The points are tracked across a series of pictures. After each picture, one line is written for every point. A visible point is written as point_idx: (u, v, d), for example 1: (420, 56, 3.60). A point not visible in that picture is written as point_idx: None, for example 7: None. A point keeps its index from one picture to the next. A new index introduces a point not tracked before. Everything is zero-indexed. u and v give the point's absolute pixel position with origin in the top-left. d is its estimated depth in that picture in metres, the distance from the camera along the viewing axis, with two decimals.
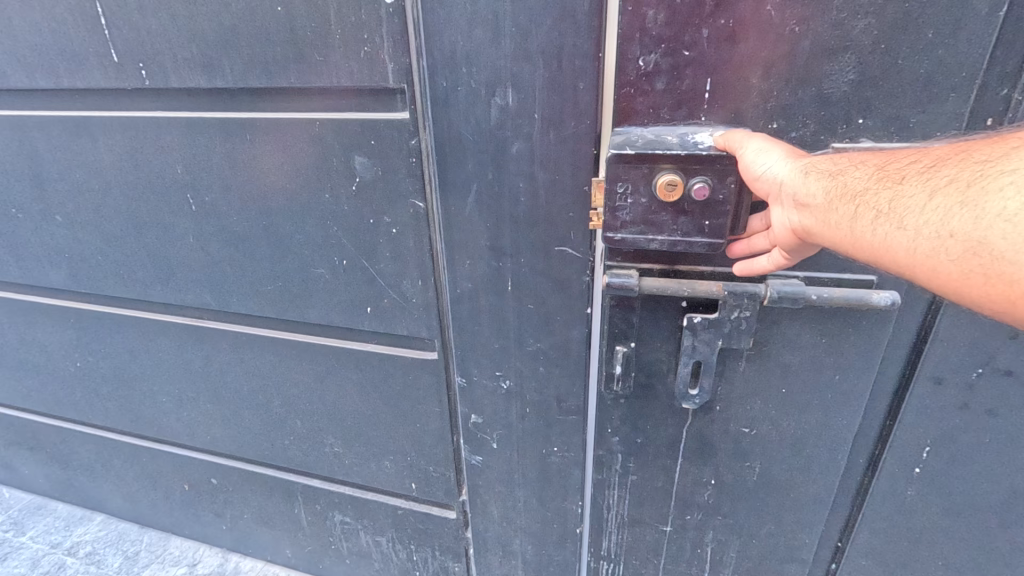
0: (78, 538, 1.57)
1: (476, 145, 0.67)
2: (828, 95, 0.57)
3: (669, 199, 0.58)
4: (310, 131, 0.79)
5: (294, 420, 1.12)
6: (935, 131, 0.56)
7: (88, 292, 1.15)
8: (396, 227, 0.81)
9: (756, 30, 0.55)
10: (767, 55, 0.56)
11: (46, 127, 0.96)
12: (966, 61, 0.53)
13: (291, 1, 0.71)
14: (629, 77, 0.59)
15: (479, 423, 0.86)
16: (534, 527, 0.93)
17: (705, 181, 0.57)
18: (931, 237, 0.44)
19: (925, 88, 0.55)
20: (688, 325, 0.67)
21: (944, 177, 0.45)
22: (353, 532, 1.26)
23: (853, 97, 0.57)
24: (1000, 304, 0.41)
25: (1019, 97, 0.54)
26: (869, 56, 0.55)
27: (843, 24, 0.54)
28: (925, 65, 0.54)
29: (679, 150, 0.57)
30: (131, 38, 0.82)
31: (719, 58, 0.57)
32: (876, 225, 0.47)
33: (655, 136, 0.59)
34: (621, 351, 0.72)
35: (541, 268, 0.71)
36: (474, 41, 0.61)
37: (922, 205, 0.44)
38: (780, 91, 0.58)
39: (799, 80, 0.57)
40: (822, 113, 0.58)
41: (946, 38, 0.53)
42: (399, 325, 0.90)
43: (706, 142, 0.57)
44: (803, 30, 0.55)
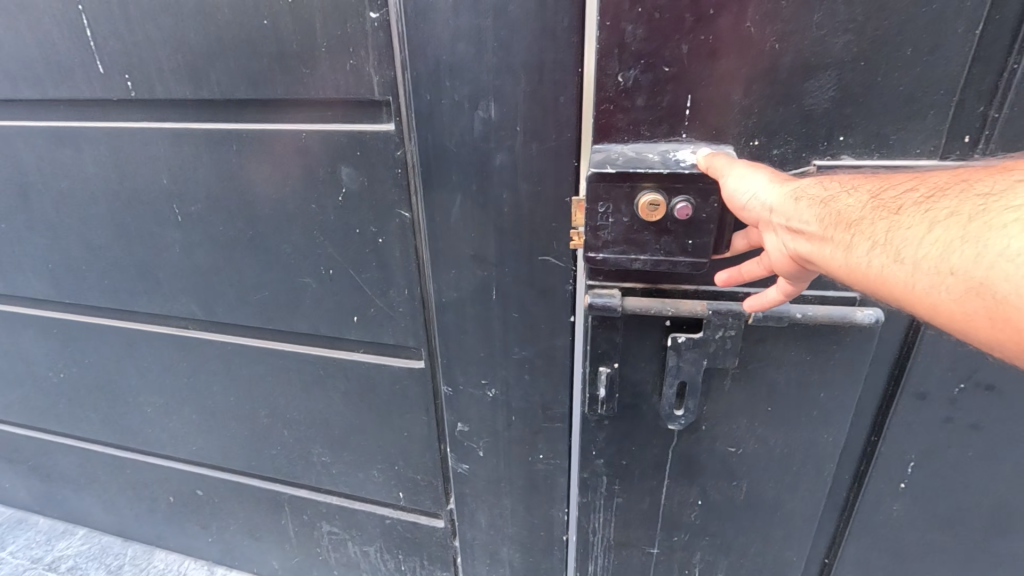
0: (60, 552, 1.54)
1: (460, 157, 0.68)
2: (809, 112, 0.59)
3: (651, 219, 0.59)
4: (296, 142, 0.79)
5: (281, 430, 1.12)
6: (915, 147, 0.59)
7: (73, 303, 1.14)
8: (382, 237, 0.82)
9: (735, 46, 0.56)
10: (747, 71, 0.58)
11: (31, 137, 0.96)
12: (945, 79, 0.56)
13: (277, 15, 0.72)
14: (608, 92, 0.60)
15: (465, 431, 0.86)
16: (521, 534, 0.93)
17: (688, 201, 0.58)
18: (930, 272, 0.42)
19: (906, 104, 0.57)
20: (672, 344, 0.68)
21: (944, 210, 0.44)
22: (340, 543, 1.25)
23: (833, 114, 0.59)
24: (1002, 348, 0.39)
25: (995, 114, 0.57)
26: (848, 73, 0.56)
27: (823, 40, 0.55)
28: (905, 82, 0.56)
29: (661, 167, 0.58)
30: (117, 51, 0.83)
31: (699, 74, 0.58)
32: (870, 255, 0.45)
33: (636, 153, 0.60)
34: (605, 372, 0.71)
35: (525, 277, 0.72)
36: (456, 55, 0.63)
37: (921, 239, 0.43)
38: (761, 108, 0.59)
39: (780, 96, 0.58)
40: (803, 129, 0.60)
41: (924, 56, 0.55)
42: (385, 334, 0.91)
43: (688, 160, 0.59)
44: (782, 47, 0.56)
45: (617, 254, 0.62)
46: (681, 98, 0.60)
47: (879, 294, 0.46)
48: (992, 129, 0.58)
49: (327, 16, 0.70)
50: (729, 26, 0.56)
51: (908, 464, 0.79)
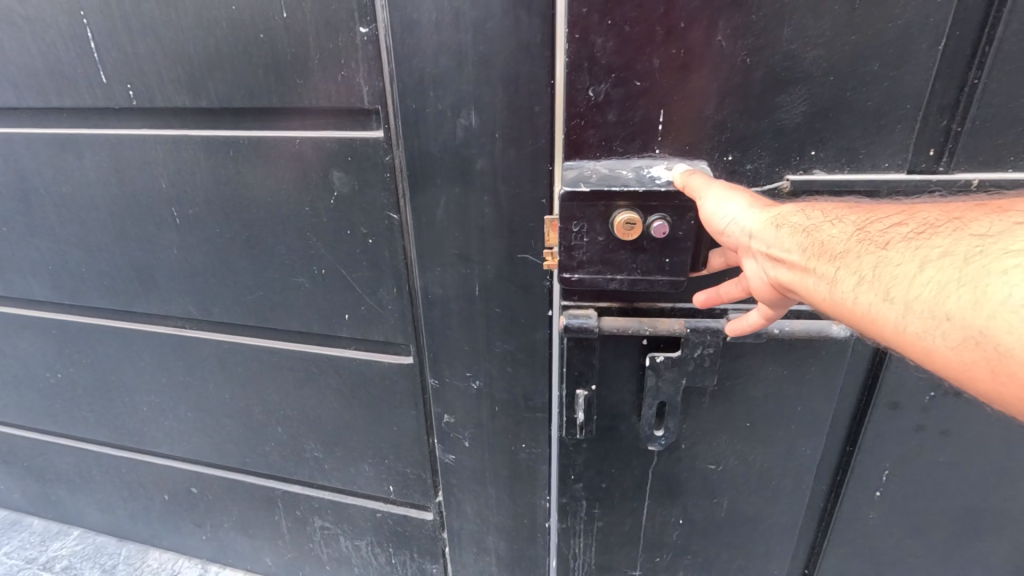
0: (54, 552, 1.56)
1: (445, 162, 0.72)
2: (783, 126, 0.65)
3: (627, 236, 0.64)
4: (291, 148, 0.84)
5: (275, 426, 1.15)
6: (884, 160, 0.66)
7: (72, 305, 1.17)
8: (372, 237, 0.87)
9: (705, 60, 0.62)
10: (720, 85, 0.63)
11: (33, 144, 0.99)
12: (910, 94, 0.62)
13: (273, 29, 0.76)
14: (581, 107, 0.64)
15: (451, 422, 0.91)
16: (506, 523, 0.97)
17: (663, 218, 0.64)
18: (926, 315, 0.44)
19: (875, 119, 0.64)
20: (651, 363, 0.74)
21: (935, 251, 0.46)
22: (333, 537, 1.28)
23: (805, 128, 0.65)
24: (999, 397, 0.40)
25: (956, 128, 0.63)
26: (819, 87, 0.62)
27: (794, 55, 0.61)
28: (873, 97, 0.62)
29: (637, 185, 0.63)
30: (119, 62, 0.87)
31: (672, 86, 0.63)
32: (860, 290, 0.49)
33: (610, 170, 0.65)
34: (582, 395, 0.76)
35: (506, 273, 0.77)
36: (439, 67, 0.67)
37: (914, 280, 0.46)
38: (733, 123, 0.65)
39: (755, 110, 0.64)
40: (778, 142, 0.66)
41: (889, 71, 0.61)
42: (376, 330, 0.95)
43: (663, 177, 0.64)
44: (753, 61, 0.61)
45: (595, 271, 0.68)
46: (653, 110, 0.65)
47: (868, 329, 0.49)
48: (954, 142, 0.64)
49: (320, 31, 0.74)
50: (701, 40, 0.61)
51: (874, 454, 0.86)
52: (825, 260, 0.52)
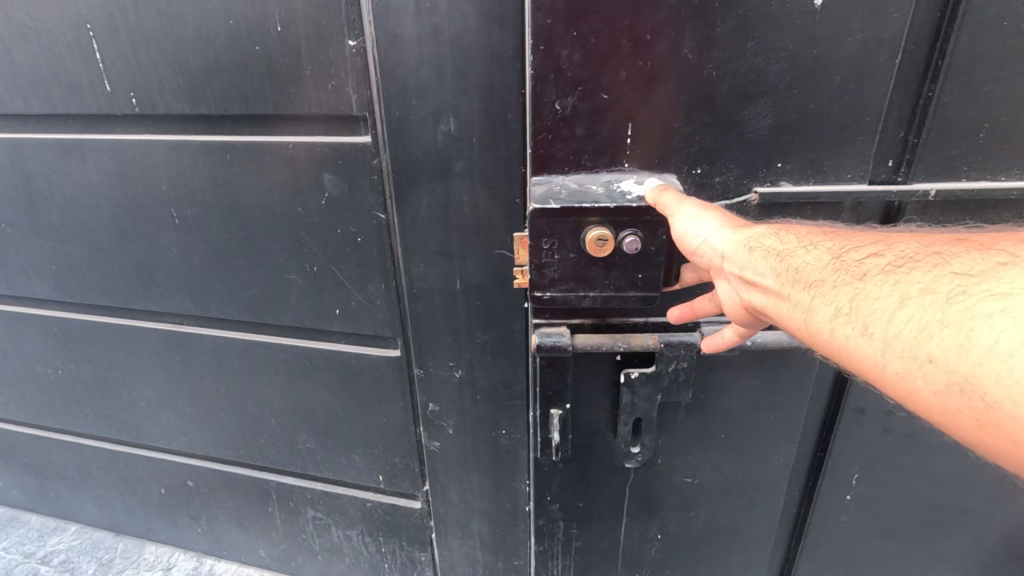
0: (52, 547, 1.60)
1: (427, 165, 0.78)
2: (750, 137, 0.72)
3: (600, 250, 0.70)
4: (284, 152, 0.89)
5: (269, 419, 1.20)
6: (848, 171, 0.73)
7: (73, 303, 1.22)
8: (361, 236, 0.92)
9: (671, 72, 0.68)
10: (689, 96, 0.69)
11: (39, 149, 1.04)
12: (869, 107, 0.70)
13: (268, 42, 0.82)
14: (549, 119, 0.70)
15: (436, 410, 0.96)
16: (488, 507, 1.02)
17: (634, 233, 0.70)
18: (910, 355, 0.47)
19: (840, 132, 0.71)
20: (626, 378, 0.81)
21: (916, 288, 0.50)
22: (325, 528, 1.33)
23: (773, 139, 0.72)
24: (977, 437, 0.44)
25: (913, 140, 0.71)
26: (782, 99, 0.69)
27: (758, 67, 0.68)
28: (834, 109, 0.70)
29: (610, 201, 0.70)
30: (122, 71, 0.92)
31: (638, 96, 0.69)
32: (842, 323, 0.53)
33: (579, 185, 0.71)
34: (558, 413, 0.82)
35: (485, 269, 0.82)
36: (420, 78, 0.73)
37: (895, 318, 0.49)
38: (701, 134, 0.72)
39: (725, 122, 0.71)
40: (747, 152, 0.73)
41: (851, 83, 0.68)
42: (365, 325, 1.00)
43: (631, 191, 0.70)
44: (718, 74, 0.68)
45: (570, 282, 0.74)
46: (619, 121, 0.71)
47: (847, 359, 0.53)
48: (911, 153, 0.72)
49: (312, 44, 0.80)
50: (666, 51, 0.66)
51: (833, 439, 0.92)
52: (803, 288, 0.57)
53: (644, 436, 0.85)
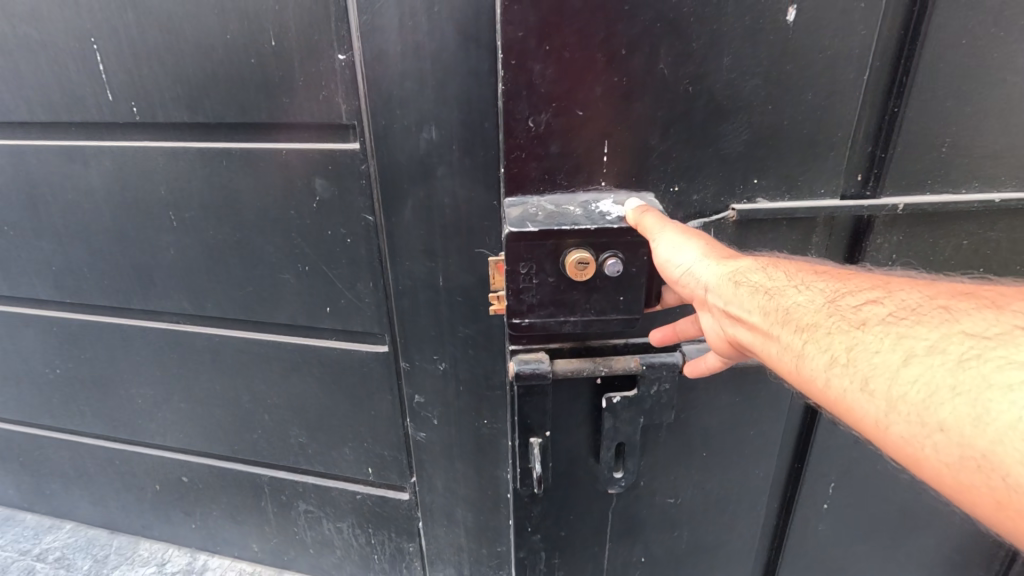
0: (47, 544, 1.62)
1: (410, 169, 0.84)
2: (727, 153, 0.78)
3: (582, 273, 0.72)
4: (278, 158, 0.95)
5: (262, 414, 1.24)
6: (822, 186, 0.81)
7: (73, 303, 1.27)
8: (350, 237, 0.98)
9: (646, 87, 0.73)
10: (666, 112, 0.75)
11: (43, 155, 1.09)
12: (839, 123, 0.77)
13: (263, 55, 0.88)
14: (524, 133, 0.74)
15: (421, 401, 1.01)
16: (472, 494, 1.07)
17: (615, 254, 0.73)
18: (919, 422, 0.49)
19: (812, 146, 0.79)
20: (607, 404, 0.85)
21: (922, 348, 0.51)
22: (316, 521, 1.37)
23: (750, 154, 0.78)
24: (988, 510, 0.45)
25: (879, 154, 0.81)
26: (757, 115, 0.76)
27: (734, 84, 0.74)
28: (805, 124, 0.77)
29: (588, 221, 0.72)
30: (124, 82, 0.98)
31: (614, 110, 0.74)
32: (838, 371, 0.55)
33: (559, 208, 0.74)
34: (537, 441, 0.85)
35: (466, 266, 0.88)
36: (404, 89, 0.79)
37: (900, 378, 0.51)
38: (677, 150, 0.78)
39: (702, 137, 0.77)
40: (725, 167, 0.79)
41: (822, 99, 0.75)
42: (354, 321, 1.06)
43: (612, 214, 0.74)
44: (695, 89, 0.74)
45: (553, 307, 0.74)
46: (595, 138, 0.76)
47: (847, 411, 0.55)
48: (879, 166, 0.81)
49: (305, 58, 0.86)
50: (642, 67, 0.72)
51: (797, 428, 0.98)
52: (796, 330, 0.60)
53: (627, 460, 0.89)
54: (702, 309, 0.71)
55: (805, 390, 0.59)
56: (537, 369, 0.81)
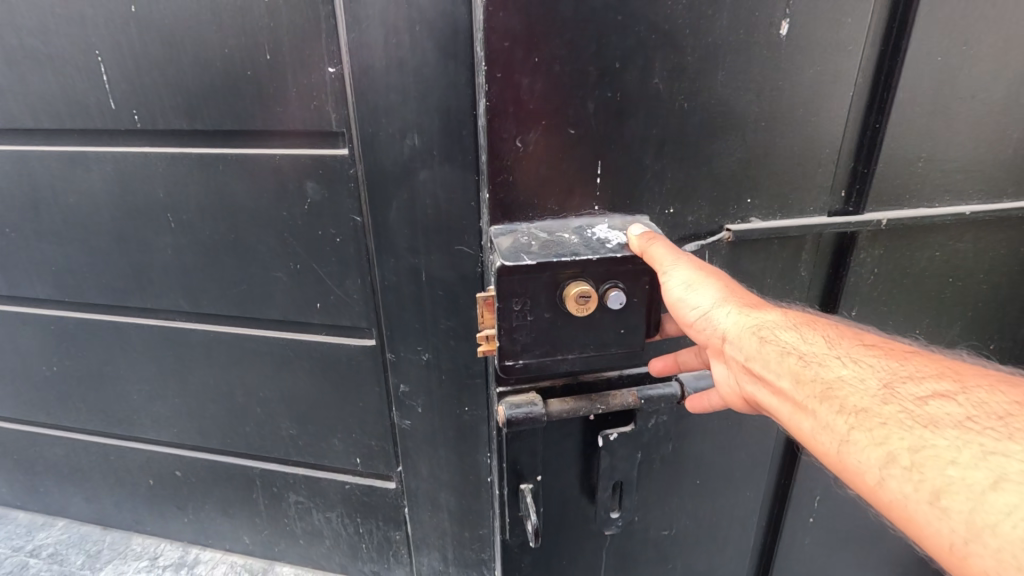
0: (41, 540, 1.65)
1: (395, 173, 0.91)
2: (722, 168, 0.85)
3: (584, 304, 0.74)
4: (271, 163, 1.02)
5: (254, 407, 1.30)
6: (810, 205, 0.90)
7: (71, 302, 1.32)
8: (340, 237, 1.05)
9: (639, 104, 0.78)
10: (661, 128, 0.80)
11: (46, 159, 1.15)
12: (824, 139, 0.85)
13: (258, 68, 0.95)
14: (511, 155, 0.78)
15: (406, 391, 1.08)
16: (455, 478, 1.14)
17: (616, 285, 0.76)
18: (993, 550, 0.45)
19: (800, 163, 0.86)
20: (603, 441, 0.91)
21: (1003, 466, 0.48)
22: (306, 511, 1.42)
23: (742, 171, 0.85)
24: None
25: (862, 169, 0.89)
26: (750, 131, 0.82)
27: (727, 101, 0.80)
28: (794, 141, 0.84)
29: (589, 248, 0.76)
30: (126, 91, 1.04)
31: (611, 129, 0.79)
32: (895, 473, 0.52)
33: (553, 237, 0.79)
34: (527, 488, 0.91)
35: (447, 263, 0.95)
36: (389, 100, 0.87)
37: (975, 494, 0.47)
38: (671, 170, 0.84)
39: (695, 152, 0.83)
40: (721, 184, 0.86)
41: (811, 115, 0.83)
42: (343, 316, 1.12)
43: (609, 241, 0.78)
44: (688, 105, 0.80)
45: (550, 341, 0.78)
46: (586, 158, 0.80)
47: (897, 512, 0.52)
48: (862, 181, 0.89)
49: (298, 70, 0.93)
50: (636, 82, 0.77)
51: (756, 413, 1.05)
52: (843, 414, 0.57)
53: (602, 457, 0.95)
54: (728, 362, 0.71)
55: (839, 471, 0.58)
56: (532, 412, 0.84)
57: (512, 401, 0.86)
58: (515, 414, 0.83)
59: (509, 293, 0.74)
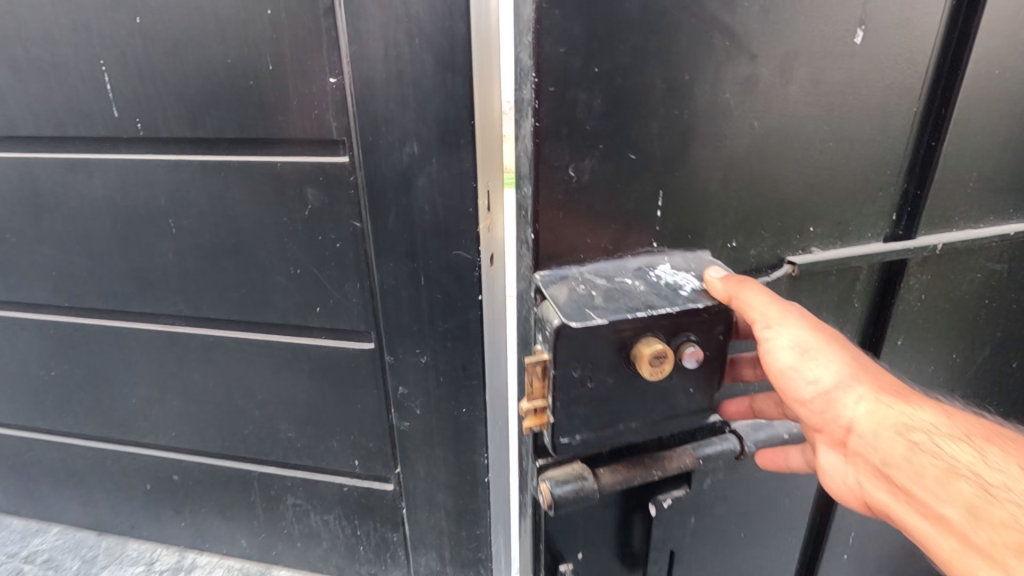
0: (35, 546, 1.65)
1: (394, 179, 0.94)
2: (786, 197, 0.72)
3: (661, 368, 0.60)
4: (272, 170, 1.04)
5: (253, 410, 1.31)
6: (868, 232, 0.78)
7: (70, 307, 1.33)
8: (340, 242, 1.07)
9: (706, 121, 0.64)
10: (729, 149, 0.67)
11: (48, 166, 1.17)
12: (888, 164, 0.75)
13: (261, 77, 0.97)
14: (562, 183, 0.63)
15: (405, 392, 1.11)
16: (453, 478, 1.16)
17: (692, 340, 0.63)
18: None
19: (868, 187, 0.75)
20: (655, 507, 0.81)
21: None
22: (304, 514, 1.43)
23: (805, 202, 0.73)
24: None
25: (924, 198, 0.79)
26: (818, 156, 0.71)
27: (800, 117, 0.67)
28: (860, 164, 0.73)
29: (657, 297, 0.63)
30: (129, 100, 1.06)
31: (671, 152, 0.65)
32: None
33: (620, 287, 0.64)
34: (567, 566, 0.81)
35: (445, 267, 0.98)
36: (389, 110, 0.90)
37: None
38: (734, 197, 0.70)
39: (761, 176, 0.70)
40: (786, 215, 0.73)
41: (881, 136, 0.72)
42: (342, 320, 1.14)
43: (686, 288, 0.65)
44: (757, 126, 0.66)
45: (613, 410, 0.64)
46: (647, 187, 0.66)
47: None
48: (914, 206, 0.77)
49: (299, 81, 0.96)
50: (705, 97, 0.63)
51: None
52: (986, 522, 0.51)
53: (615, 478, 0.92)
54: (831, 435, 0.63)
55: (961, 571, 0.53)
56: (582, 488, 0.71)
57: (553, 475, 0.72)
58: (564, 494, 0.70)
59: (575, 356, 0.60)
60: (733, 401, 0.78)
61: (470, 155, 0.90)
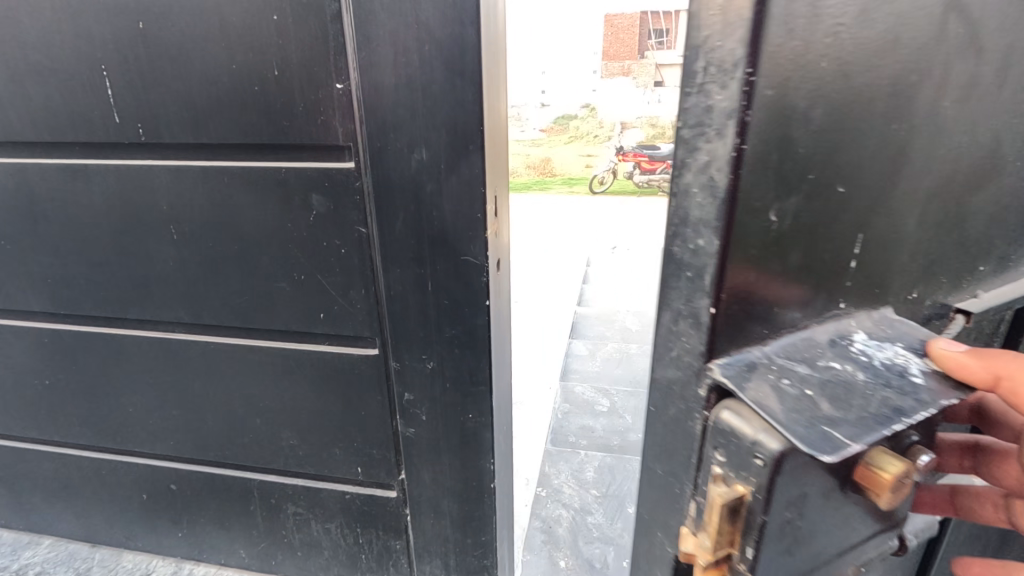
0: (26, 560, 1.61)
1: (402, 185, 0.94)
2: (974, 234, 0.49)
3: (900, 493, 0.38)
4: (277, 176, 1.04)
5: (253, 418, 1.30)
6: None
7: (66, 314, 1.31)
8: (344, 248, 1.06)
9: (926, 137, 0.40)
10: (943, 172, 0.43)
11: (45, 172, 1.15)
12: None
13: (266, 83, 0.97)
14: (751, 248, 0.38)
15: (410, 399, 1.10)
16: (458, 484, 1.16)
17: (920, 441, 0.41)
18: None
19: None
20: None
21: None
22: (305, 522, 1.42)
23: (988, 238, 0.51)
24: None
25: None
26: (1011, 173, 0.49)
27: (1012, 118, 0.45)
28: None
29: (890, 394, 0.39)
30: (131, 106, 1.05)
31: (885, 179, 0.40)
32: None
33: (832, 378, 0.39)
34: None
35: (452, 273, 0.98)
36: (398, 116, 0.90)
37: None
38: (927, 241, 0.46)
39: (959, 206, 0.46)
40: (974, 254, 0.50)
41: None
42: (346, 327, 1.13)
43: (911, 365, 0.42)
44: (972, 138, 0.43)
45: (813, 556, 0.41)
46: (846, 234, 0.41)
47: None
48: None
49: (305, 86, 0.95)
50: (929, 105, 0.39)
51: None
52: None
53: None
54: None
55: None
56: None
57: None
58: None
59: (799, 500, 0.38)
60: (928, 490, 0.55)
61: (479, 159, 0.89)
